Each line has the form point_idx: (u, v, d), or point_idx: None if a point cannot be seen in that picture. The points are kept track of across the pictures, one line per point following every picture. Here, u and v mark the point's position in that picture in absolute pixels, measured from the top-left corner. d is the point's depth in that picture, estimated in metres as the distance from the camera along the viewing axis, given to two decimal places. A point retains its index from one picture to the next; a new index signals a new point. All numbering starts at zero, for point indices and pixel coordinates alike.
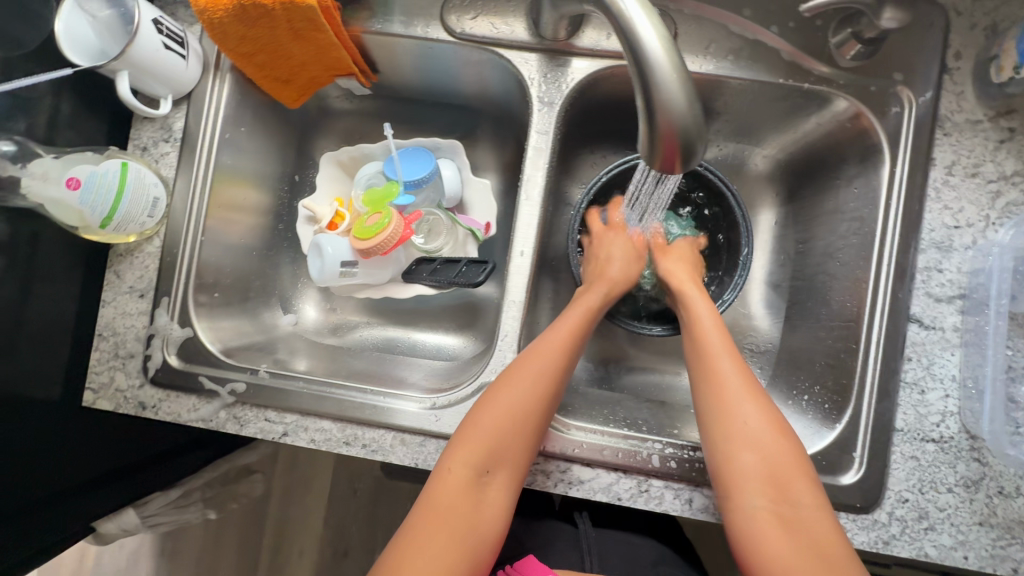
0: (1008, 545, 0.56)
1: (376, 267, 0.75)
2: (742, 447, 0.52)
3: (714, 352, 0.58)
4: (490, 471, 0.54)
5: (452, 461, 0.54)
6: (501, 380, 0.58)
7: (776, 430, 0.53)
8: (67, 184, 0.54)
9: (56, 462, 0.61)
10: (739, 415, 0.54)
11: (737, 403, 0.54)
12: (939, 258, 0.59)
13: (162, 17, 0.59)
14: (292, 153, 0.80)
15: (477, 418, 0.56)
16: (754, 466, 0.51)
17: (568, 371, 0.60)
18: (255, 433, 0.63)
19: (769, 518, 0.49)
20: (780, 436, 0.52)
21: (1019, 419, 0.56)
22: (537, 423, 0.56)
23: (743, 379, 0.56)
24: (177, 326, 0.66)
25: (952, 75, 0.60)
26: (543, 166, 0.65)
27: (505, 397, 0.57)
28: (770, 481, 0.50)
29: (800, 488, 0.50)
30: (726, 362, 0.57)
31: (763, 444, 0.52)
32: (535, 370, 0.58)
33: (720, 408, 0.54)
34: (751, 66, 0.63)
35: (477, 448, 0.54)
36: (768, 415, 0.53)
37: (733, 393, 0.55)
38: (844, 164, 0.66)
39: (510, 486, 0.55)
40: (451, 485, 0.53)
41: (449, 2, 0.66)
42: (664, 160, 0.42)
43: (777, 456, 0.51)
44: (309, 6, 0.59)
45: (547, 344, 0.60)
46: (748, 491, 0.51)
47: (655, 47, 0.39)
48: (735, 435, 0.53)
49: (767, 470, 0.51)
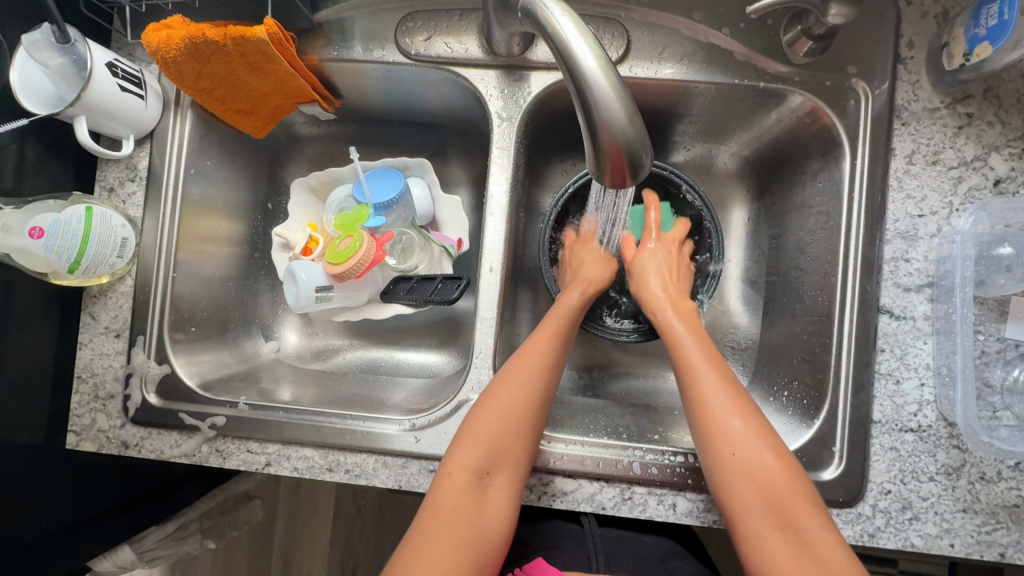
0: (994, 530, 0.56)
1: (352, 290, 0.76)
2: (738, 480, 0.51)
3: (699, 380, 0.56)
4: (491, 472, 0.54)
5: (452, 466, 0.54)
6: (493, 384, 0.58)
7: (784, 467, 0.51)
8: (30, 234, 0.54)
9: (43, 507, 0.61)
10: (729, 446, 0.52)
11: (731, 435, 0.52)
12: (906, 248, 0.59)
13: (117, 59, 0.59)
14: (264, 181, 0.81)
15: (474, 421, 0.56)
16: (753, 499, 0.50)
17: (559, 367, 0.61)
18: (238, 466, 0.64)
19: (775, 551, 0.48)
20: (794, 480, 0.50)
21: (995, 402, 0.57)
22: (534, 422, 0.57)
23: (737, 408, 0.54)
24: (154, 364, 0.67)
25: (906, 65, 0.61)
26: (507, 181, 0.65)
27: (497, 399, 0.56)
28: (772, 513, 0.49)
29: (810, 525, 0.48)
30: (714, 390, 0.55)
31: (758, 476, 0.50)
32: (528, 369, 0.58)
33: (712, 438, 0.53)
34: (707, 68, 0.63)
35: (476, 450, 0.54)
36: (776, 458, 0.51)
37: (722, 422, 0.53)
38: (808, 158, 0.66)
39: (512, 487, 0.55)
40: (453, 489, 0.53)
41: (404, 24, 0.66)
42: (613, 174, 0.42)
43: (775, 485, 0.50)
44: (261, 41, 0.59)
45: (535, 343, 0.61)
46: (752, 525, 0.50)
47: (590, 65, 0.39)
48: (731, 467, 0.51)
49: (768, 505, 0.50)
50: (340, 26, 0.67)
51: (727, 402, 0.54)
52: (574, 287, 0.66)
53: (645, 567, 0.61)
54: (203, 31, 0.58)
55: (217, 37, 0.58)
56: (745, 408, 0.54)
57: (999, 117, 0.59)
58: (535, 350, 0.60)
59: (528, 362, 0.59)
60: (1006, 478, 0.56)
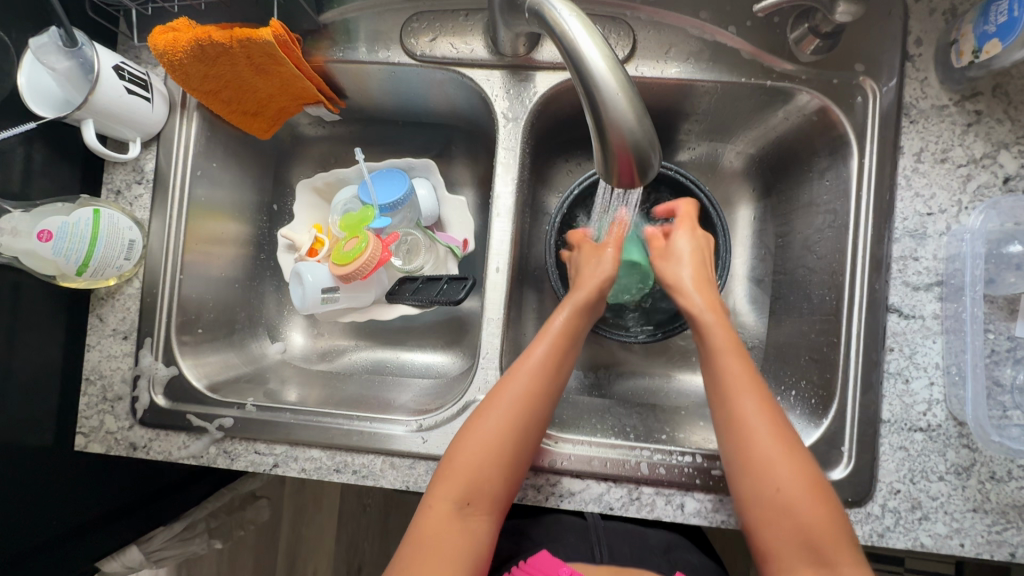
0: (1004, 530, 0.55)
1: (358, 291, 0.76)
2: (774, 517, 0.51)
3: (740, 401, 0.54)
4: (471, 502, 0.54)
5: (434, 497, 0.54)
6: (478, 410, 0.58)
7: (820, 514, 0.50)
8: (38, 236, 0.54)
9: (52, 510, 0.61)
10: (772, 481, 0.51)
11: (773, 471, 0.51)
12: (915, 246, 0.59)
13: (123, 62, 0.60)
14: (269, 182, 0.81)
15: (460, 446, 0.56)
16: (786, 530, 0.50)
17: (554, 392, 0.59)
18: (245, 467, 0.64)
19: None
20: (829, 527, 0.49)
21: (1005, 401, 0.57)
22: (521, 449, 0.56)
23: (779, 443, 0.52)
24: (162, 365, 0.67)
25: (914, 62, 0.60)
26: (514, 181, 0.65)
27: (483, 425, 0.56)
28: (805, 550, 0.49)
29: (837, 555, 0.49)
30: (756, 416, 0.53)
31: (794, 517, 0.50)
32: (511, 396, 0.57)
33: (754, 471, 0.52)
34: (713, 67, 0.63)
35: (455, 480, 0.54)
36: (807, 485, 0.50)
37: (762, 451, 0.52)
38: (815, 156, 0.66)
39: (492, 515, 0.55)
40: (436, 519, 0.53)
41: (409, 25, 0.66)
42: (621, 175, 0.42)
43: (813, 521, 0.49)
44: (267, 43, 0.59)
45: (529, 368, 0.59)
46: (784, 556, 0.50)
47: (598, 66, 0.39)
48: (770, 502, 0.51)
49: (801, 543, 0.49)
50: (345, 27, 0.67)
51: (769, 436, 0.52)
52: (567, 302, 0.64)
53: (650, 559, 0.61)
54: (209, 33, 0.58)
55: (223, 39, 0.58)
56: (786, 444, 0.52)
57: (1009, 114, 0.59)
58: (524, 373, 0.58)
59: (512, 388, 0.58)
60: (1016, 478, 0.56)
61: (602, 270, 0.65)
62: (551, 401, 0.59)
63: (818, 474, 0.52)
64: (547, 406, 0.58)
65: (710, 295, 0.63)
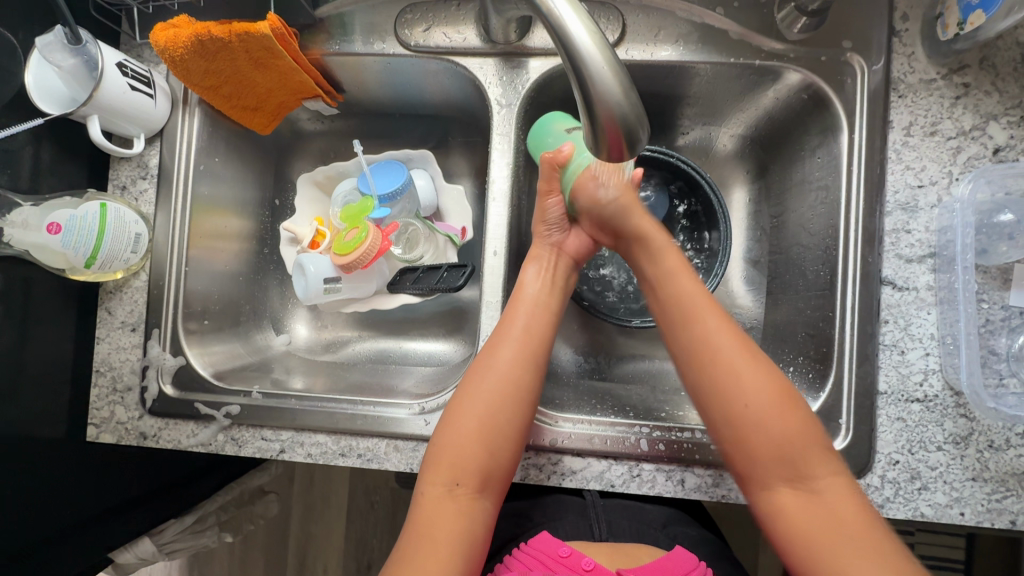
0: (1004, 498, 0.56)
1: (360, 281, 0.77)
2: (749, 433, 0.52)
3: (704, 322, 0.56)
4: (461, 483, 0.55)
5: (426, 484, 0.55)
6: (461, 388, 0.59)
7: (794, 420, 0.52)
8: (48, 229, 0.56)
9: (66, 500, 0.63)
10: (744, 395, 0.53)
11: (737, 381, 0.53)
12: (907, 219, 0.60)
13: (126, 59, 0.61)
14: (270, 178, 0.82)
15: (447, 427, 0.57)
16: (767, 450, 0.51)
17: (539, 360, 0.59)
18: (253, 453, 0.65)
19: (786, 502, 0.51)
20: (800, 429, 0.52)
21: (1001, 370, 0.57)
22: (504, 425, 0.56)
23: (739, 354, 0.54)
24: (170, 356, 0.68)
25: (900, 37, 0.61)
26: (508, 166, 0.66)
27: (465, 404, 0.57)
28: (788, 470, 0.51)
29: (818, 471, 0.51)
30: (715, 331, 0.55)
31: (767, 428, 0.52)
32: (489, 369, 0.58)
33: (724, 387, 0.53)
34: (701, 49, 0.64)
35: (443, 464, 0.55)
36: (774, 392, 0.52)
37: (728, 365, 0.54)
38: (806, 135, 0.66)
39: (485, 494, 0.56)
40: (431, 504, 0.54)
41: (403, 16, 0.68)
42: (610, 148, 0.43)
43: (791, 434, 0.51)
44: (265, 37, 0.61)
45: (508, 333, 0.60)
46: (766, 478, 0.52)
47: (584, 41, 0.39)
48: (741, 416, 0.52)
49: (779, 457, 0.51)
50: (340, 20, 0.68)
51: (730, 348, 0.54)
52: (529, 270, 0.64)
53: (649, 533, 0.63)
54: (209, 28, 0.60)
55: (223, 34, 0.60)
56: (747, 351, 0.55)
57: (997, 85, 0.59)
58: (504, 348, 0.59)
59: (490, 366, 0.58)
60: (1015, 446, 0.56)
61: (549, 236, 0.66)
62: (535, 373, 0.59)
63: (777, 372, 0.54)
64: (533, 382, 0.59)
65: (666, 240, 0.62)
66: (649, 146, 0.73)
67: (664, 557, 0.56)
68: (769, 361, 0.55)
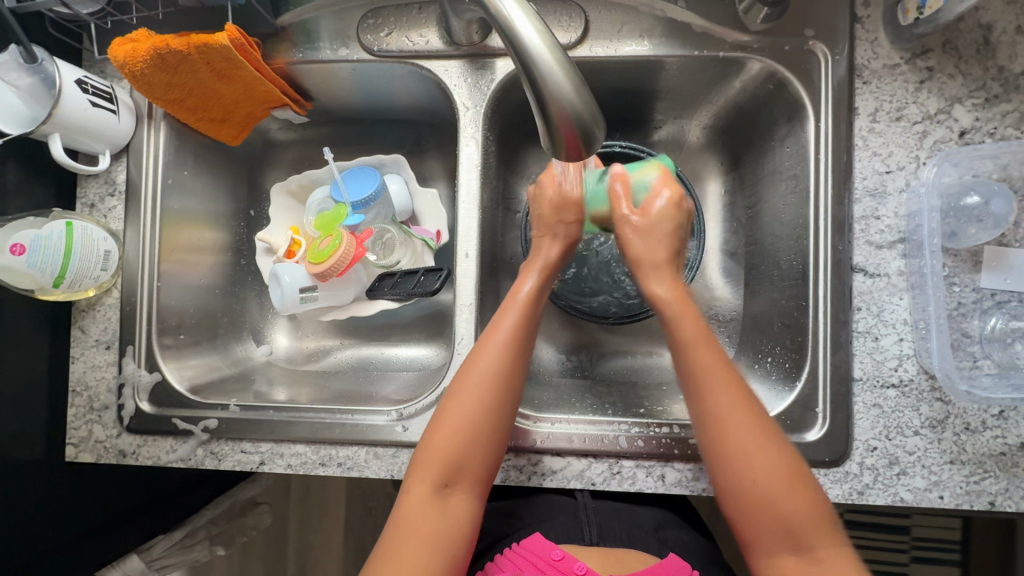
0: (981, 479, 0.56)
1: (337, 288, 0.77)
2: (756, 506, 0.51)
3: (717, 396, 0.53)
4: (449, 484, 0.54)
5: (412, 483, 0.55)
6: (452, 389, 0.57)
7: (799, 497, 0.50)
8: (11, 251, 0.56)
9: (46, 522, 0.63)
10: (751, 473, 0.51)
11: (746, 461, 0.51)
12: (876, 206, 0.60)
13: (86, 76, 0.61)
14: (244, 188, 0.82)
15: (438, 430, 0.56)
16: (772, 525, 0.50)
17: (523, 360, 0.59)
18: (233, 466, 0.65)
19: (785, 568, 0.50)
20: (804, 500, 0.50)
21: (975, 352, 0.57)
22: (490, 431, 0.56)
23: (751, 430, 0.52)
24: (145, 372, 0.68)
25: (863, 23, 0.61)
26: (478, 169, 0.66)
27: (456, 410, 0.56)
28: (788, 541, 0.50)
29: (819, 542, 0.50)
30: (729, 407, 0.52)
31: (774, 504, 0.50)
32: (481, 373, 0.57)
33: (734, 463, 0.51)
34: (666, 43, 0.64)
35: (431, 464, 0.55)
36: (782, 466, 0.51)
37: (735, 443, 0.52)
38: (774, 124, 0.66)
39: (474, 493, 0.56)
40: (415, 503, 0.54)
41: (365, 21, 0.67)
42: (567, 148, 0.43)
43: (795, 510, 0.50)
44: (224, 48, 0.60)
45: (498, 340, 0.58)
46: (768, 548, 0.51)
47: (533, 41, 0.39)
48: (750, 494, 0.51)
49: (784, 529, 0.50)
50: (304, 28, 0.68)
51: (743, 427, 0.52)
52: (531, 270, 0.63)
53: (639, 537, 0.62)
54: (167, 41, 0.59)
55: (182, 46, 0.60)
56: (760, 432, 0.52)
57: (960, 68, 0.59)
58: (495, 345, 0.58)
59: (482, 364, 0.57)
60: (990, 427, 0.56)
61: (569, 229, 0.64)
62: (523, 370, 0.59)
63: (787, 445, 0.52)
64: (517, 381, 0.58)
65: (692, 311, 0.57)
66: (620, 141, 0.73)
67: (659, 565, 0.56)
68: (780, 435, 0.53)
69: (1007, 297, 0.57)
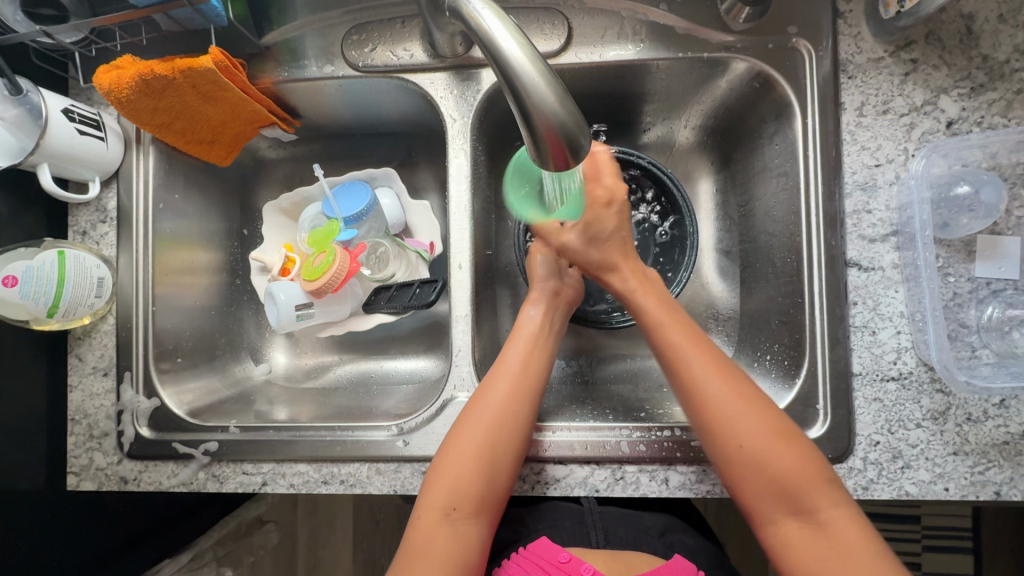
0: (986, 469, 0.55)
1: (333, 304, 0.77)
2: (751, 472, 0.51)
3: (692, 366, 0.55)
4: (458, 507, 0.54)
5: (422, 508, 0.54)
6: (457, 420, 0.58)
7: (794, 458, 0.51)
8: (3, 283, 0.56)
9: (47, 554, 0.62)
10: (739, 439, 0.52)
11: (733, 425, 0.52)
12: (866, 199, 0.60)
13: (73, 105, 0.61)
14: (236, 209, 0.82)
15: (447, 455, 0.56)
16: (768, 488, 0.51)
17: (535, 391, 0.59)
18: (235, 488, 0.65)
19: (794, 538, 0.50)
20: (801, 465, 0.50)
21: (973, 342, 0.57)
22: (501, 454, 0.56)
23: (733, 396, 0.53)
24: (144, 398, 0.68)
25: (845, 19, 0.61)
26: (467, 180, 0.66)
27: (463, 434, 0.56)
28: (792, 505, 0.50)
29: (824, 505, 0.49)
30: (704, 374, 0.54)
31: (770, 468, 0.51)
32: (486, 401, 0.58)
33: (719, 429, 0.52)
34: (650, 46, 0.64)
35: (438, 490, 0.54)
36: (768, 429, 0.52)
37: (721, 408, 0.53)
38: (762, 122, 0.66)
39: (479, 519, 0.55)
40: (424, 529, 0.53)
41: (349, 38, 0.67)
42: (554, 159, 0.42)
43: (796, 472, 0.50)
44: (208, 70, 0.60)
45: (506, 370, 0.59)
46: (770, 514, 0.51)
47: (514, 52, 0.39)
48: (737, 463, 0.52)
49: (779, 493, 0.50)
50: (289, 46, 0.68)
51: (724, 393, 0.53)
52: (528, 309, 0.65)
53: (645, 541, 0.62)
54: (151, 67, 0.59)
55: (165, 71, 0.60)
56: (745, 396, 0.53)
57: (944, 58, 0.59)
58: (501, 377, 0.59)
59: (489, 395, 0.58)
60: (992, 417, 0.56)
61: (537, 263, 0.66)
62: (530, 402, 0.58)
63: (775, 409, 0.53)
64: (529, 409, 0.58)
65: (675, 311, 0.59)
66: (609, 146, 0.73)
67: (664, 566, 0.56)
68: (767, 400, 0.54)
69: (1002, 285, 0.57)
